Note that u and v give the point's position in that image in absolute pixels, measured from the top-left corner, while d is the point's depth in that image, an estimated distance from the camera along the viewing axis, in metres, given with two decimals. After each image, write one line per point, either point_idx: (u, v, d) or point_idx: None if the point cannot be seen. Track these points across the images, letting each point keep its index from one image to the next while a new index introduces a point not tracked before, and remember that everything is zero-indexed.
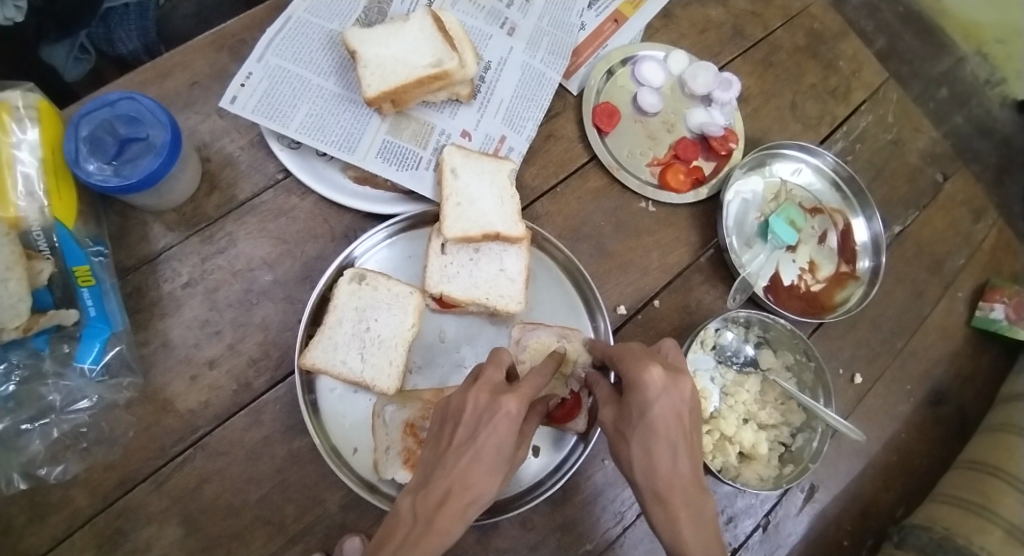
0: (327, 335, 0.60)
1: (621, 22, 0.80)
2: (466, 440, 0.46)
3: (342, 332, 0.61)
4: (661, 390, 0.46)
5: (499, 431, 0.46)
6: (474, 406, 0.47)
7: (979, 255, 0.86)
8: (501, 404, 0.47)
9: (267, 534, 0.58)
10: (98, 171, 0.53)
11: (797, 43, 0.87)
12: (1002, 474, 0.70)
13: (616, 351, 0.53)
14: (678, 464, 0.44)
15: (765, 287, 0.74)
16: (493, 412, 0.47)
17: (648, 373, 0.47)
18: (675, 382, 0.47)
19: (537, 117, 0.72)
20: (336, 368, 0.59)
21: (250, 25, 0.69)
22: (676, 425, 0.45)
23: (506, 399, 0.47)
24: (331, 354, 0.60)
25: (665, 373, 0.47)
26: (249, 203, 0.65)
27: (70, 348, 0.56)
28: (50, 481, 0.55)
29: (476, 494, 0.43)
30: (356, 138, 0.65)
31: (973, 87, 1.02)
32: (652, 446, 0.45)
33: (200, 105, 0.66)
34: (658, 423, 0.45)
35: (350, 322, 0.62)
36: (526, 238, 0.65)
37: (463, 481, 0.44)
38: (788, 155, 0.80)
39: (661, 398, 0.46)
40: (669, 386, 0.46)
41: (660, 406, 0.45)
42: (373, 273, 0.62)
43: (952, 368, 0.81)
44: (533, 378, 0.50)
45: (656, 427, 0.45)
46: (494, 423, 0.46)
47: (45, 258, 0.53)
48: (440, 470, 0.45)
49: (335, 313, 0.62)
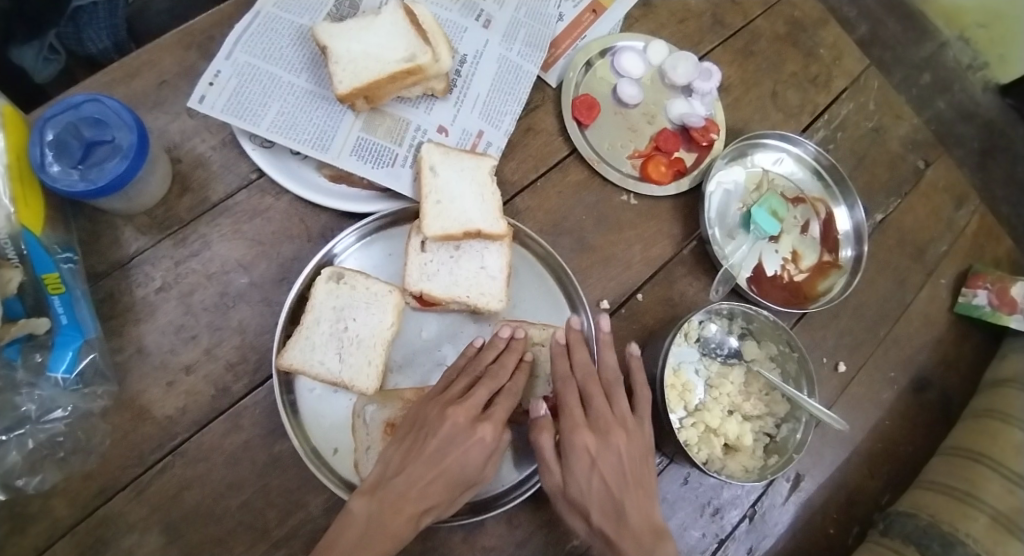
0: (304, 336, 0.59)
1: (599, 12, 0.80)
2: (435, 455, 0.50)
3: (319, 331, 0.60)
4: (596, 453, 0.53)
5: (470, 453, 0.51)
6: (451, 425, 0.52)
7: (961, 241, 0.86)
8: (478, 431, 0.52)
9: (250, 539, 0.57)
10: (64, 175, 0.52)
11: (777, 31, 0.87)
12: (987, 459, 0.70)
13: (567, 388, 0.57)
14: (626, 514, 0.52)
15: (748, 278, 0.74)
16: (470, 436, 0.52)
17: (582, 441, 0.54)
18: (608, 440, 0.54)
19: (514, 111, 0.71)
20: (313, 369, 0.58)
21: (218, 22, 0.67)
22: (613, 478, 0.53)
23: (483, 427, 0.52)
24: (309, 355, 0.59)
25: (596, 437, 0.54)
26: (223, 204, 0.64)
27: (43, 357, 0.55)
28: (27, 492, 0.54)
29: (429, 504, 0.50)
30: (330, 135, 0.64)
31: (956, 72, 1.02)
32: (592, 505, 0.52)
33: (169, 104, 0.64)
34: (593, 482, 0.53)
35: (328, 322, 0.61)
36: (507, 234, 0.64)
37: (420, 492, 0.49)
38: (770, 144, 0.79)
39: (594, 460, 0.53)
40: (602, 445, 0.54)
41: (595, 470, 0.53)
42: (351, 272, 0.61)
43: (935, 354, 0.81)
44: (506, 401, 0.55)
45: (593, 488, 0.53)
46: (469, 444, 0.51)
47: (15, 267, 0.51)
48: (403, 476, 0.50)
49: (312, 312, 0.61)
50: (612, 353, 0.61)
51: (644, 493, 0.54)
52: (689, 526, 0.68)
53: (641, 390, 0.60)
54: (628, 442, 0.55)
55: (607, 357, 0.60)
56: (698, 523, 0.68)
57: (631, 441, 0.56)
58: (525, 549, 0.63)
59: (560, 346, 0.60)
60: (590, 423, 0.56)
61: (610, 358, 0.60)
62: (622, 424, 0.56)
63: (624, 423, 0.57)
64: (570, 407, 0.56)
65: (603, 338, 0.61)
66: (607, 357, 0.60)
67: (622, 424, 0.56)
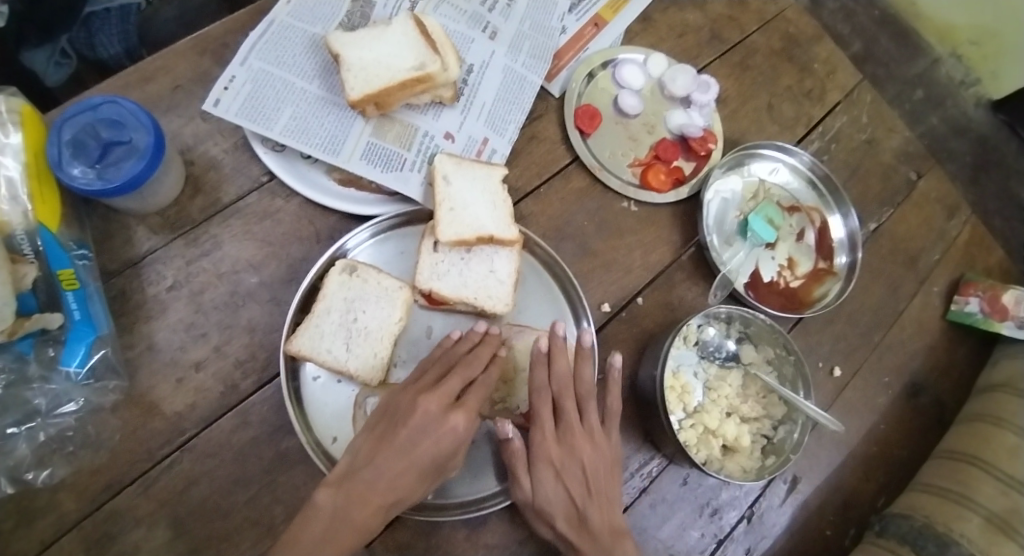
0: (314, 324, 0.60)
1: (601, 26, 0.82)
2: (405, 445, 0.51)
3: (329, 321, 0.61)
4: (561, 464, 0.57)
5: (440, 442, 0.51)
6: (422, 415, 0.51)
7: (953, 250, 0.89)
8: (450, 420, 0.52)
9: (255, 535, 0.58)
10: (82, 175, 0.53)
11: (773, 46, 0.90)
12: (980, 462, 0.72)
13: (539, 397, 0.58)
14: (588, 519, 0.55)
15: (746, 284, 0.76)
16: (441, 425, 0.51)
17: (546, 454, 0.57)
18: (574, 450, 0.57)
19: (518, 120, 0.73)
20: (321, 356, 0.59)
21: (232, 29, 0.69)
22: (577, 487, 0.57)
23: (456, 416, 0.52)
24: (317, 343, 0.60)
25: (562, 448, 0.57)
26: (234, 206, 0.65)
27: (55, 352, 0.56)
28: (36, 485, 0.54)
29: (398, 497, 0.50)
30: (340, 140, 0.66)
31: (948, 88, 1.05)
32: (558, 514, 0.56)
33: (184, 108, 0.66)
34: (559, 492, 0.56)
35: (338, 313, 0.62)
36: (519, 241, 0.66)
37: (388, 485, 0.50)
38: (766, 155, 0.82)
39: (558, 470, 0.56)
40: (567, 457, 0.57)
41: (560, 479, 0.56)
42: (364, 265, 0.62)
43: (928, 360, 0.83)
44: (481, 389, 0.55)
45: (558, 494, 0.56)
46: (441, 433, 0.51)
47: (30, 262, 0.52)
48: (372, 467, 0.50)
49: (324, 302, 0.62)
50: (590, 366, 0.60)
51: (606, 500, 0.58)
52: (688, 527, 0.69)
53: (614, 400, 0.61)
54: (595, 452, 0.58)
55: (584, 370, 0.60)
56: (697, 523, 0.69)
57: (595, 448, 0.58)
58: (527, 547, 0.63)
59: (541, 355, 0.58)
60: (557, 434, 0.58)
61: (587, 372, 0.60)
62: (590, 435, 0.59)
63: (592, 433, 0.59)
64: (541, 419, 0.57)
65: (585, 351, 0.60)
66: (584, 371, 0.60)
67: (590, 436, 0.59)
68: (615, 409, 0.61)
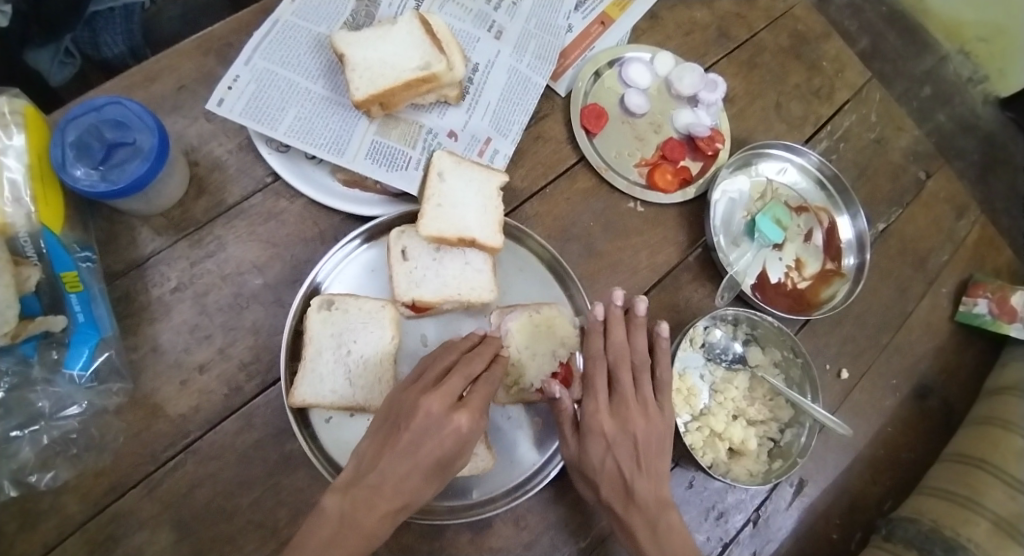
0: (310, 368, 0.59)
1: (608, 24, 0.81)
2: (409, 446, 0.49)
3: (323, 361, 0.60)
4: (613, 437, 0.56)
5: (444, 444, 0.49)
6: (425, 415, 0.49)
7: (961, 251, 0.88)
8: (454, 420, 0.50)
9: (259, 538, 0.58)
10: (86, 177, 0.53)
11: (781, 44, 0.89)
12: (988, 465, 0.71)
13: (594, 365, 0.58)
14: (635, 490, 0.55)
15: (752, 285, 0.75)
16: (444, 427, 0.49)
17: (599, 424, 0.56)
18: (625, 423, 0.56)
19: (523, 120, 0.72)
20: (327, 400, 0.58)
21: (236, 29, 0.69)
22: (629, 459, 0.56)
23: (459, 416, 0.50)
24: (318, 388, 0.59)
25: (614, 420, 0.56)
26: (238, 207, 0.65)
27: (59, 355, 0.56)
28: (40, 488, 0.54)
29: (406, 500, 0.49)
30: (345, 140, 0.65)
31: (956, 86, 1.04)
32: (603, 482, 0.56)
33: (187, 109, 0.66)
34: (608, 462, 0.56)
35: (329, 350, 0.61)
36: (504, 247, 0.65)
37: (395, 488, 0.48)
38: (774, 155, 0.81)
39: (611, 443, 0.56)
40: (619, 430, 0.56)
41: (610, 451, 0.56)
42: (341, 296, 0.61)
43: (936, 362, 0.82)
44: (484, 387, 0.53)
45: (607, 464, 0.56)
46: (444, 434, 0.49)
47: (33, 264, 0.52)
48: (378, 470, 0.49)
49: (312, 345, 0.60)
50: (644, 336, 0.60)
51: (655, 473, 0.57)
52: (694, 530, 0.68)
53: (667, 371, 0.61)
54: (647, 427, 0.57)
55: (638, 339, 0.60)
56: (703, 527, 0.69)
57: (649, 423, 0.57)
58: (532, 550, 0.63)
59: (598, 323, 0.60)
60: (611, 404, 0.57)
61: (640, 342, 0.60)
62: (643, 407, 0.58)
63: (645, 407, 0.58)
64: (595, 387, 0.57)
65: (638, 322, 0.61)
66: (638, 339, 0.60)
67: (643, 409, 0.58)
68: (666, 380, 0.61)
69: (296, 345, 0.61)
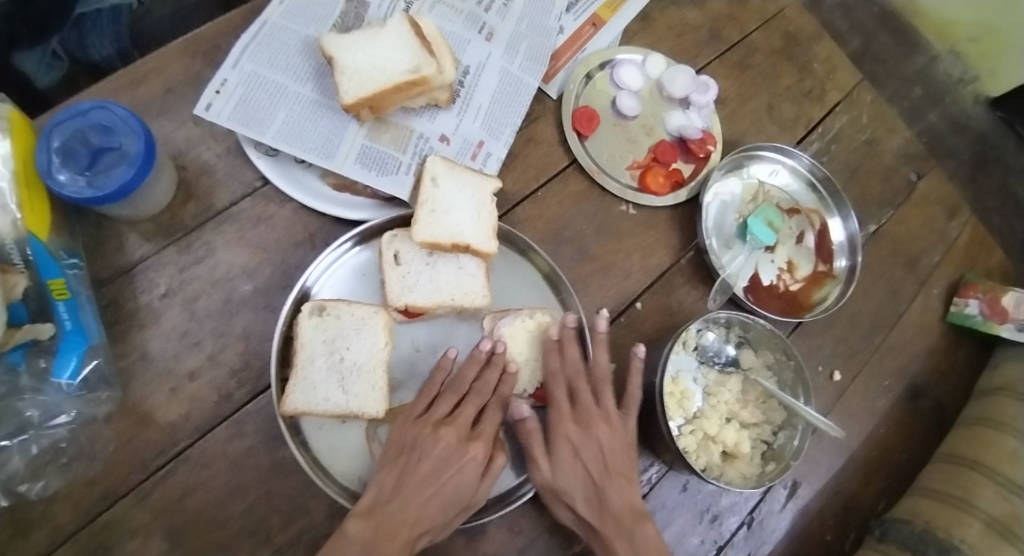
0: (301, 376, 0.58)
1: (599, 26, 0.81)
2: (431, 475, 0.53)
3: (316, 368, 0.59)
4: (577, 442, 0.58)
5: (465, 472, 0.54)
6: (444, 446, 0.54)
7: (953, 252, 0.88)
8: (471, 449, 0.55)
9: (252, 545, 0.57)
10: (71, 182, 0.52)
11: (773, 46, 0.89)
12: (980, 466, 0.71)
13: (555, 382, 0.60)
14: (605, 498, 0.56)
15: (745, 287, 0.75)
16: (462, 455, 0.54)
17: (564, 433, 0.58)
18: (589, 431, 0.58)
19: (514, 123, 0.72)
20: (319, 408, 0.58)
21: (224, 32, 0.68)
22: (594, 466, 0.57)
23: (475, 445, 0.55)
24: (310, 395, 0.58)
25: (577, 427, 0.58)
26: (227, 212, 0.64)
27: (47, 363, 0.55)
28: (30, 497, 0.54)
29: (427, 526, 0.52)
30: (335, 144, 0.65)
31: (946, 86, 1.04)
32: (576, 493, 0.56)
33: (175, 113, 0.65)
34: (577, 471, 0.57)
35: (322, 357, 0.60)
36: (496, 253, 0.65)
37: (417, 516, 0.51)
38: (766, 156, 0.81)
39: (576, 449, 0.57)
40: (584, 435, 0.58)
41: (577, 458, 0.57)
42: (333, 302, 0.60)
43: (928, 362, 0.83)
44: (492, 414, 0.58)
45: (575, 475, 0.57)
46: (462, 463, 0.54)
47: (19, 271, 0.52)
48: (398, 499, 0.52)
49: (303, 351, 0.59)
50: (605, 351, 0.62)
51: (626, 481, 0.57)
52: (688, 533, 0.68)
53: (635, 388, 0.62)
54: (611, 433, 0.59)
55: (599, 356, 0.62)
56: (697, 530, 0.69)
57: (612, 431, 0.59)
58: (526, 554, 0.63)
59: (553, 342, 0.61)
60: (574, 414, 0.59)
61: (603, 358, 0.62)
62: (606, 418, 0.60)
63: (608, 417, 0.60)
64: (557, 400, 0.60)
65: (598, 338, 0.63)
66: (600, 358, 0.62)
67: (606, 418, 0.60)
68: (637, 397, 0.62)
69: (286, 350, 0.60)
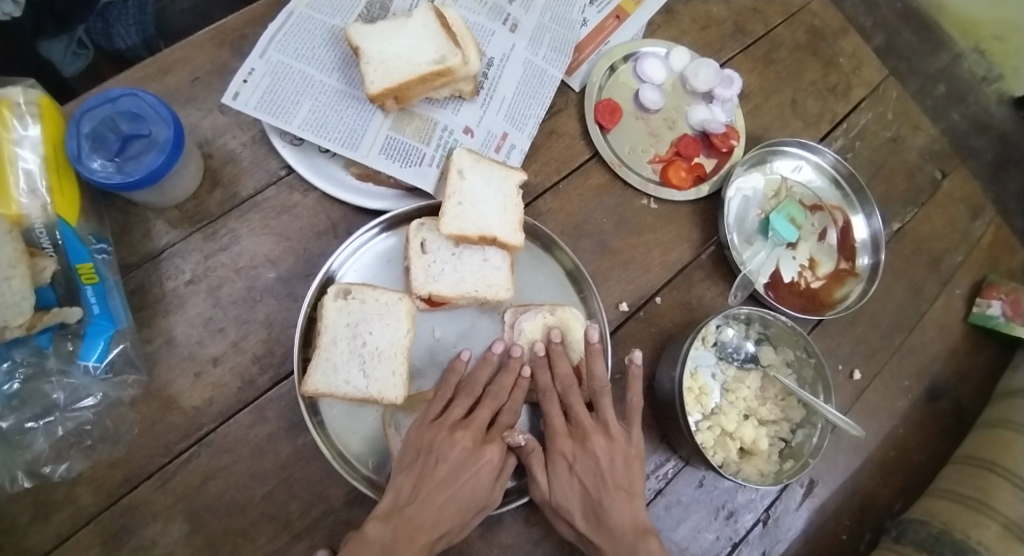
0: (324, 358, 0.59)
1: (623, 18, 0.80)
2: (446, 479, 0.53)
3: (338, 351, 0.60)
4: (573, 457, 0.57)
5: (481, 475, 0.54)
6: (461, 450, 0.54)
7: (976, 252, 0.87)
8: (486, 452, 0.55)
9: (272, 530, 0.58)
10: (101, 169, 0.53)
11: (798, 40, 0.88)
12: (999, 468, 0.71)
13: (548, 396, 0.59)
14: (606, 515, 0.55)
15: (765, 284, 0.75)
16: (478, 458, 0.55)
17: (559, 449, 0.58)
18: (586, 444, 0.58)
19: (538, 114, 0.72)
20: (340, 391, 0.58)
21: (250, 20, 0.68)
22: (592, 481, 0.57)
23: (490, 448, 0.56)
24: (333, 377, 0.58)
25: (574, 443, 0.58)
26: (251, 200, 0.65)
27: (74, 346, 0.56)
28: (54, 479, 0.55)
29: (444, 530, 0.52)
30: (359, 135, 0.65)
31: (971, 84, 1.02)
32: (574, 509, 0.56)
33: (201, 101, 0.66)
34: (574, 486, 0.57)
35: (345, 340, 0.60)
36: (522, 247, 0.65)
37: (434, 521, 0.51)
38: (789, 152, 0.80)
39: (571, 464, 0.57)
40: (580, 450, 0.58)
41: (574, 474, 0.57)
42: (358, 286, 0.61)
43: (949, 364, 0.82)
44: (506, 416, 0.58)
45: (572, 490, 0.57)
46: (478, 467, 0.54)
47: (48, 255, 0.52)
48: (416, 503, 0.52)
49: (326, 333, 0.60)
50: (603, 363, 0.60)
51: (626, 495, 0.57)
52: (703, 529, 0.68)
53: (636, 398, 0.60)
54: (608, 446, 0.58)
55: (597, 367, 0.59)
56: (712, 526, 0.69)
57: (611, 444, 0.58)
58: (542, 546, 0.64)
59: (540, 358, 0.60)
60: (569, 430, 0.59)
61: (599, 368, 0.60)
62: (604, 430, 0.59)
63: (607, 429, 0.59)
64: (550, 418, 0.59)
65: (592, 349, 0.59)
66: (596, 368, 0.59)
67: (604, 431, 0.59)
68: (637, 405, 0.60)
69: (310, 336, 0.61)
